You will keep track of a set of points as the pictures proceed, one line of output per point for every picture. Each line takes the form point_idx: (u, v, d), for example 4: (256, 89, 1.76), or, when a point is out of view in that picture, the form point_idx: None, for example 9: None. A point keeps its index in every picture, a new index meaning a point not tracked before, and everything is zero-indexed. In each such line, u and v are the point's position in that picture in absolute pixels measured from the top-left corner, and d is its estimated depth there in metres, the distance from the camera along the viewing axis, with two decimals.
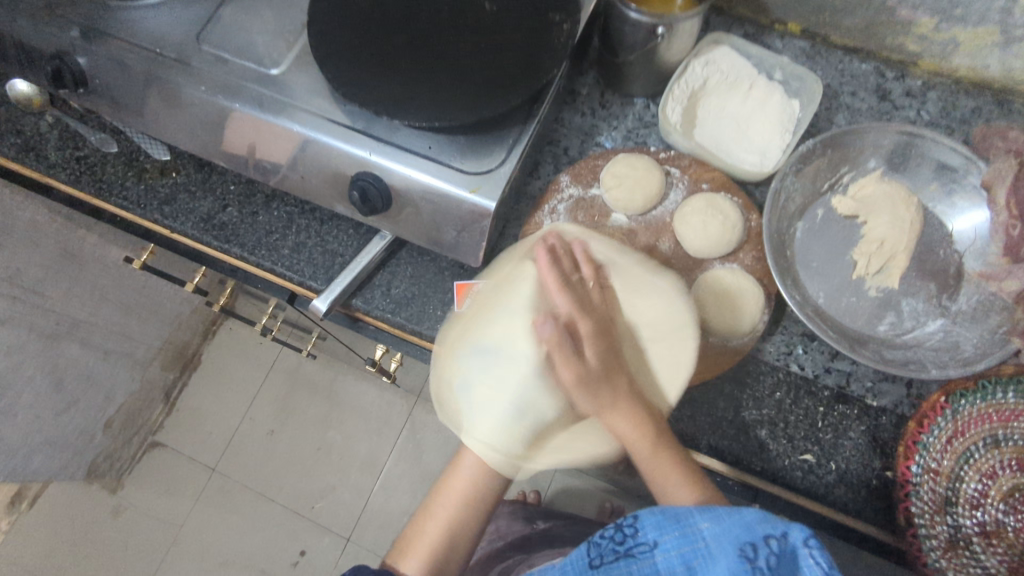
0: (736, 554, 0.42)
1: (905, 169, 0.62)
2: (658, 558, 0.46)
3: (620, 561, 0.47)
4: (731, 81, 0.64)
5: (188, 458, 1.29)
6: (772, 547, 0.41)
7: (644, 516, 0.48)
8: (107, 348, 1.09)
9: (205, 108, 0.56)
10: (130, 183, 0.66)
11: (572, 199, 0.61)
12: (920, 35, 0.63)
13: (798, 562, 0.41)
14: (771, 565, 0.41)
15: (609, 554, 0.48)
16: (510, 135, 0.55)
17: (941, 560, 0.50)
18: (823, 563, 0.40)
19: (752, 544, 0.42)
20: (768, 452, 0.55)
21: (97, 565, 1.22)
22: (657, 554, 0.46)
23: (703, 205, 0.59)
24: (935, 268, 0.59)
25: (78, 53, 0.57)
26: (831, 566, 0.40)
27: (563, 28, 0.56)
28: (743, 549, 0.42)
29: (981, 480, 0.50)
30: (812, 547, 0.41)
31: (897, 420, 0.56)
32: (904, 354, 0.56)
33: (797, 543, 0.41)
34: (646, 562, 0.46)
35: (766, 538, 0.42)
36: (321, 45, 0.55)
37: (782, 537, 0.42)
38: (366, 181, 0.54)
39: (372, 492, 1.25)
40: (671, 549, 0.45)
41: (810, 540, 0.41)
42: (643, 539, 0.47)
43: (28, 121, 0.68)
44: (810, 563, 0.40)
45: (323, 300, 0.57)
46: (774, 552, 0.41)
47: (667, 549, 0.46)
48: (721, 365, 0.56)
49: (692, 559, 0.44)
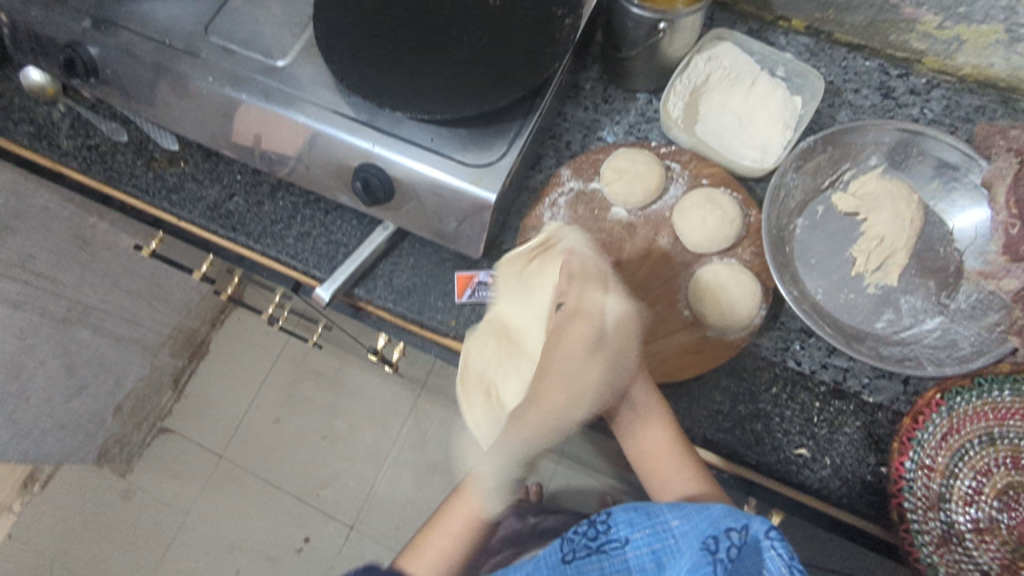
0: (700, 547, 0.42)
1: (905, 168, 0.62)
2: (628, 555, 0.47)
3: (591, 555, 0.49)
4: (733, 77, 0.65)
5: (195, 445, 1.31)
6: (734, 540, 0.41)
7: (617, 514, 0.50)
8: (117, 334, 1.11)
9: (213, 99, 0.58)
10: (140, 171, 0.67)
11: (573, 192, 0.62)
12: (924, 32, 0.63)
13: (761, 553, 0.40)
14: (732, 556, 0.40)
15: (582, 550, 0.50)
16: (512, 127, 0.56)
17: (934, 556, 0.50)
18: (783, 554, 0.40)
19: (715, 537, 0.41)
20: (763, 446, 0.56)
21: (107, 547, 1.24)
22: (628, 551, 0.47)
23: (702, 200, 0.59)
24: (934, 265, 0.59)
25: (90, 44, 0.59)
26: (792, 557, 0.39)
27: (565, 22, 0.56)
28: (706, 542, 0.42)
29: (975, 477, 0.50)
30: (773, 538, 0.40)
31: (892, 417, 0.56)
32: (900, 351, 0.57)
33: (757, 535, 0.41)
34: (618, 559, 0.48)
35: (728, 530, 0.41)
36: (327, 38, 0.56)
37: (743, 529, 0.41)
38: (368, 172, 0.55)
39: (375, 481, 1.26)
40: (641, 546, 0.47)
41: (771, 532, 0.40)
42: (615, 536, 0.48)
43: (41, 110, 0.69)
44: (771, 555, 0.40)
45: (326, 289, 0.58)
46: (734, 543, 0.40)
47: (638, 546, 0.47)
48: (716, 358, 0.57)
49: (662, 555, 0.45)
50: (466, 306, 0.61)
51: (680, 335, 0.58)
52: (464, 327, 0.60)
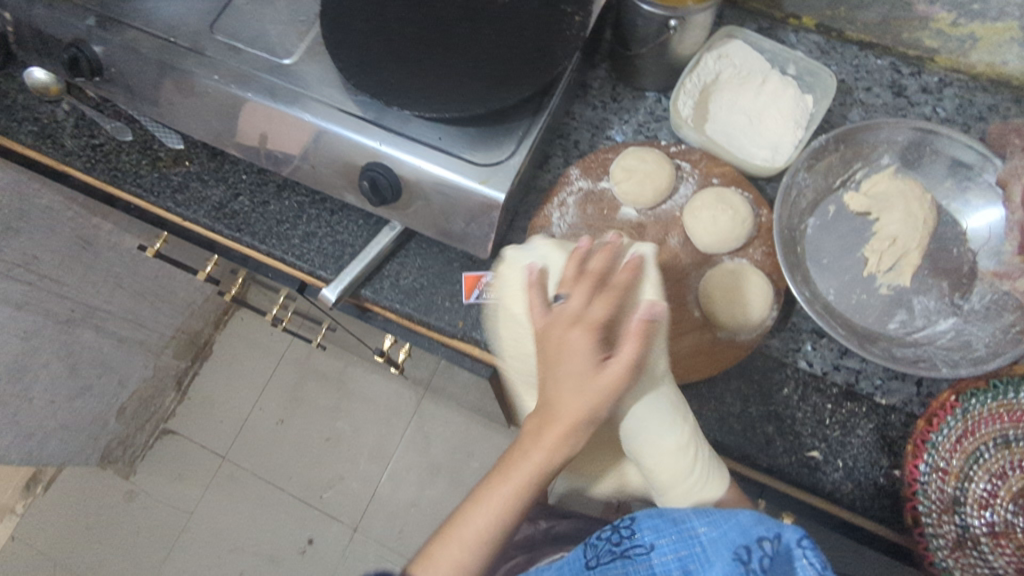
0: (732, 557, 0.40)
1: (919, 167, 0.62)
2: (654, 562, 0.45)
3: (615, 561, 0.47)
4: (743, 75, 0.64)
5: (198, 445, 1.31)
6: (766, 551, 0.39)
7: (641, 518, 0.47)
8: (120, 335, 1.10)
9: (218, 98, 0.57)
10: (144, 170, 0.66)
11: (582, 191, 0.61)
12: (937, 30, 0.62)
13: (791, 563, 0.39)
14: (765, 568, 0.39)
15: (606, 555, 0.48)
16: (521, 126, 0.55)
17: (948, 560, 0.49)
18: (816, 564, 0.38)
19: (746, 546, 0.40)
20: (774, 448, 0.55)
21: (109, 548, 1.24)
22: (653, 558, 0.45)
23: (712, 199, 0.59)
24: (948, 266, 0.59)
25: (95, 42, 0.58)
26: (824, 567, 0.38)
27: (575, 19, 0.56)
28: (738, 552, 0.40)
29: (990, 480, 0.49)
30: (806, 547, 0.38)
31: (905, 419, 0.55)
32: (913, 352, 0.56)
33: (789, 544, 0.39)
34: (643, 565, 0.45)
35: (759, 540, 0.40)
36: (334, 36, 0.55)
37: (775, 539, 0.39)
38: (376, 171, 0.54)
39: (379, 482, 1.26)
40: (667, 552, 0.44)
41: (804, 541, 0.38)
42: (641, 541, 0.46)
43: (45, 109, 0.68)
44: (804, 565, 0.38)
45: (332, 290, 0.57)
46: (767, 554, 0.39)
47: (664, 553, 0.44)
48: (730, 359, 0.56)
49: (689, 562, 0.43)
50: (473, 306, 0.61)
51: (687, 338, 0.57)
52: (471, 328, 0.60)
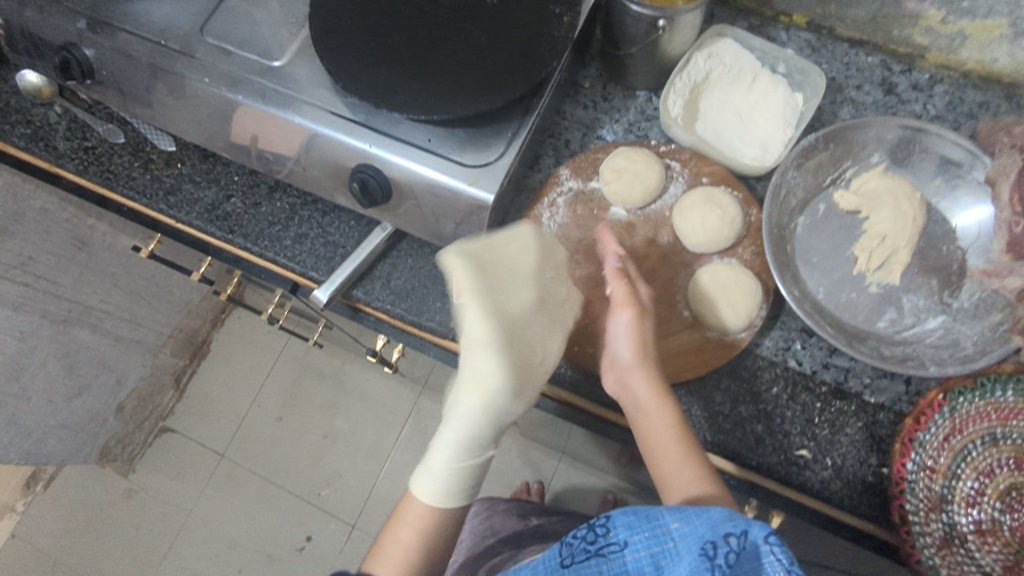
0: (698, 553, 0.39)
1: (909, 164, 0.62)
2: (628, 558, 0.44)
3: (591, 559, 0.45)
4: (733, 74, 0.64)
5: (197, 444, 1.32)
6: (733, 547, 0.38)
7: (616, 516, 0.46)
8: (118, 334, 1.11)
9: (209, 100, 0.57)
10: (137, 173, 0.67)
11: (571, 191, 0.62)
12: (927, 27, 0.62)
13: (760, 559, 0.38)
14: (730, 563, 0.38)
15: (581, 554, 0.46)
16: (510, 128, 0.55)
17: (935, 558, 0.49)
18: (783, 559, 0.37)
19: (712, 542, 0.38)
20: (764, 448, 0.55)
21: (110, 545, 1.25)
22: (627, 555, 0.44)
23: (702, 199, 0.59)
24: (937, 264, 0.59)
25: (85, 45, 0.58)
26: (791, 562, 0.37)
27: (563, 20, 0.56)
28: (704, 547, 0.39)
29: (977, 478, 0.50)
30: (774, 543, 0.37)
31: (894, 417, 0.56)
32: (902, 351, 0.56)
33: (757, 540, 0.38)
34: (616, 562, 0.44)
35: (726, 536, 0.38)
36: (322, 38, 0.55)
37: (742, 535, 0.38)
38: (366, 173, 0.54)
39: (377, 479, 1.26)
40: (641, 549, 0.43)
41: (770, 538, 0.37)
42: (615, 537, 0.45)
43: (38, 111, 0.69)
44: (770, 560, 0.37)
45: (324, 291, 0.58)
46: (733, 550, 0.38)
47: (637, 550, 0.43)
48: (719, 358, 0.56)
49: (661, 558, 0.42)
50: None
51: (681, 336, 0.57)
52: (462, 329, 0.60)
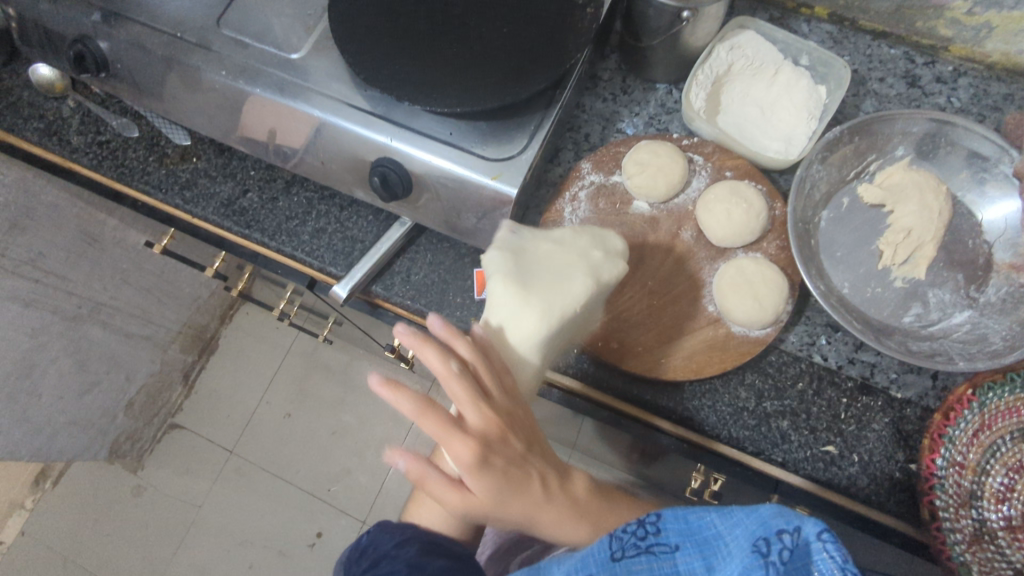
0: (750, 550, 0.36)
1: (934, 158, 0.61)
2: (679, 560, 0.40)
3: (640, 555, 0.41)
4: (755, 67, 0.63)
5: (205, 440, 1.31)
6: (787, 543, 0.34)
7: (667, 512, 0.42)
8: (128, 330, 1.10)
9: (225, 93, 0.56)
10: (151, 167, 0.66)
11: (593, 185, 0.61)
12: (953, 18, 0.62)
13: (812, 557, 0.34)
14: (784, 561, 0.34)
15: (630, 548, 0.41)
16: (532, 121, 0.54)
17: (966, 555, 0.49)
18: (837, 557, 0.33)
19: (766, 538, 0.35)
20: (790, 443, 0.55)
21: (119, 542, 1.25)
22: (678, 556, 0.40)
23: (727, 192, 0.58)
24: (963, 257, 0.58)
25: (100, 38, 0.58)
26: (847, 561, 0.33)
27: (587, 11, 0.55)
28: (757, 544, 0.36)
29: (1007, 474, 0.49)
30: (828, 540, 0.34)
31: (921, 413, 0.55)
32: (930, 346, 0.56)
33: (811, 536, 0.34)
34: (667, 563, 0.40)
35: (779, 531, 0.35)
36: (341, 31, 0.54)
37: (796, 531, 0.35)
38: (386, 167, 0.54)
39: (387, 475, 1.26)
40: (692, 552, 0.39)
41: (825, 533, 0.34)
42: (664, 538, 0.41)
43: (50, 105, 0.68)
44: (822, 558, 0.33)
45: (343, 286, 0.56)
46: (788, 547, 0.34)
47: (688, 553, 0.40)
48: (743, 353, 0.56)
49: (714, 560, 0.38)
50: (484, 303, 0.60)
51: (704, 317, 0.57)
52: None
